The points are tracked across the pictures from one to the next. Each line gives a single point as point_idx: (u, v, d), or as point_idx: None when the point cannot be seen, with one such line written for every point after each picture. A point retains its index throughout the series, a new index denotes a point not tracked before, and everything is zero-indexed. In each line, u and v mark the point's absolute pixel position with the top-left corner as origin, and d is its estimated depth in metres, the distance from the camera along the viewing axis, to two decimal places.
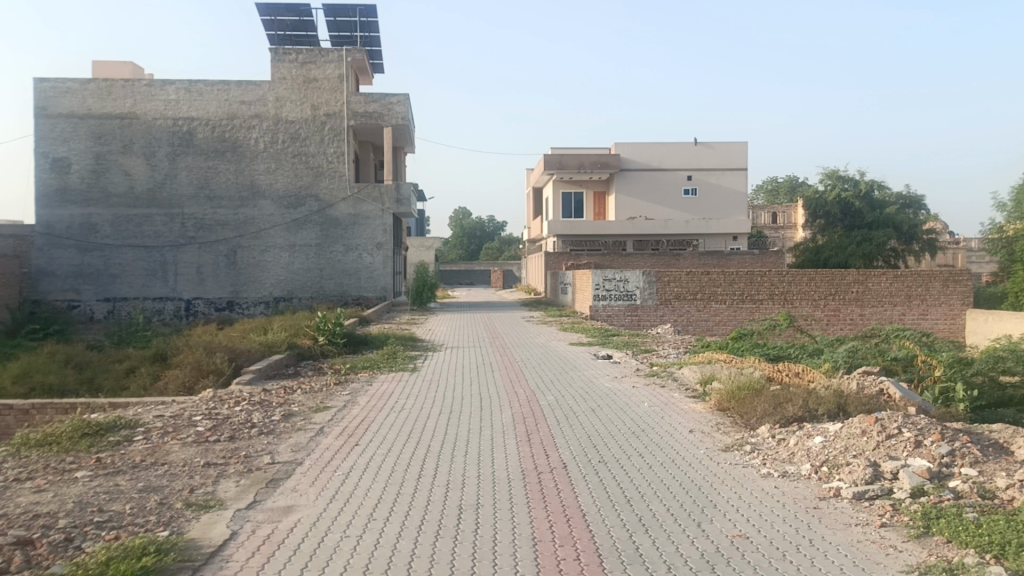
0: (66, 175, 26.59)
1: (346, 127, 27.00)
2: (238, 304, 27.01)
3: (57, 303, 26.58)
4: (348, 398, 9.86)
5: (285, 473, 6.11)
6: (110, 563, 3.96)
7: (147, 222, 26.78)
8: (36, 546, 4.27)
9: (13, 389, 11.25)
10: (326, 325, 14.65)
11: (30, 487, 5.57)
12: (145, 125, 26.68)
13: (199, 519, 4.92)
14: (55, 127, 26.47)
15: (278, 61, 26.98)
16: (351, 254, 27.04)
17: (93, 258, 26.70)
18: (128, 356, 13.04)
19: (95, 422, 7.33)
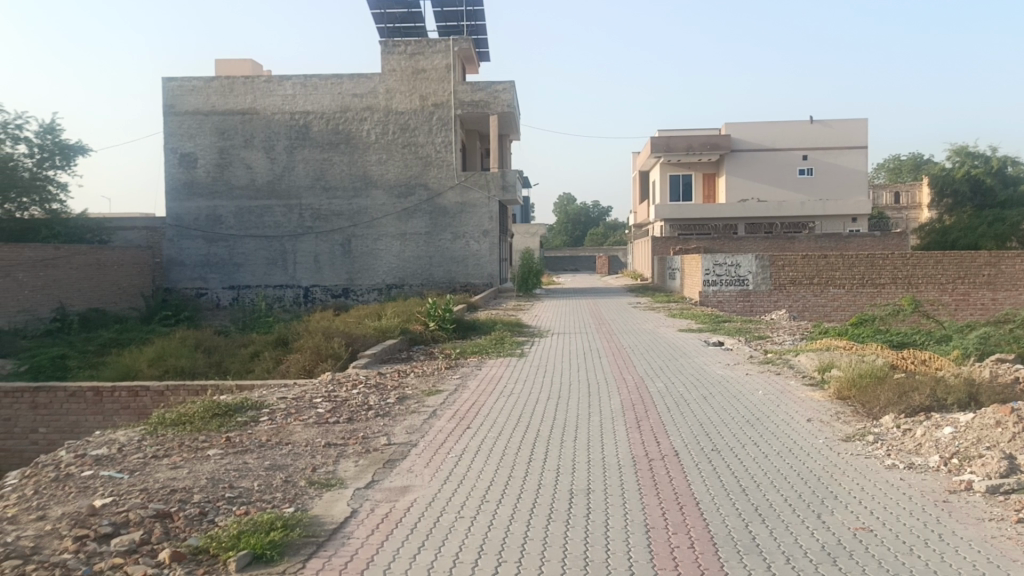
0: (193, 169, 28.05)
1: (453, 116, 27.36)
2: (353, 292, 27.86)
3: (186, 291, 28.13)
4: (459, 381, 10.07)
5: (400, 455, 6.28)
6: (241, 537, 4.19)
7: (267, 213, 27.95)
8: (174, 519, 4.56)
9: (149, 371, 12.00)
10: (436, 311, 14.94)
11: (167, 464, 5.94)
12: (264, 120, 27.84)
13: (321, 497, 5.13)
14: (182, 124, 27.99)
15: (388, 53, 27.62)
16: (459, 241, 27.45)
17: (219, 248, 28.12)
18: (252, 341, 13.69)
19: (224, 403, 7.72)
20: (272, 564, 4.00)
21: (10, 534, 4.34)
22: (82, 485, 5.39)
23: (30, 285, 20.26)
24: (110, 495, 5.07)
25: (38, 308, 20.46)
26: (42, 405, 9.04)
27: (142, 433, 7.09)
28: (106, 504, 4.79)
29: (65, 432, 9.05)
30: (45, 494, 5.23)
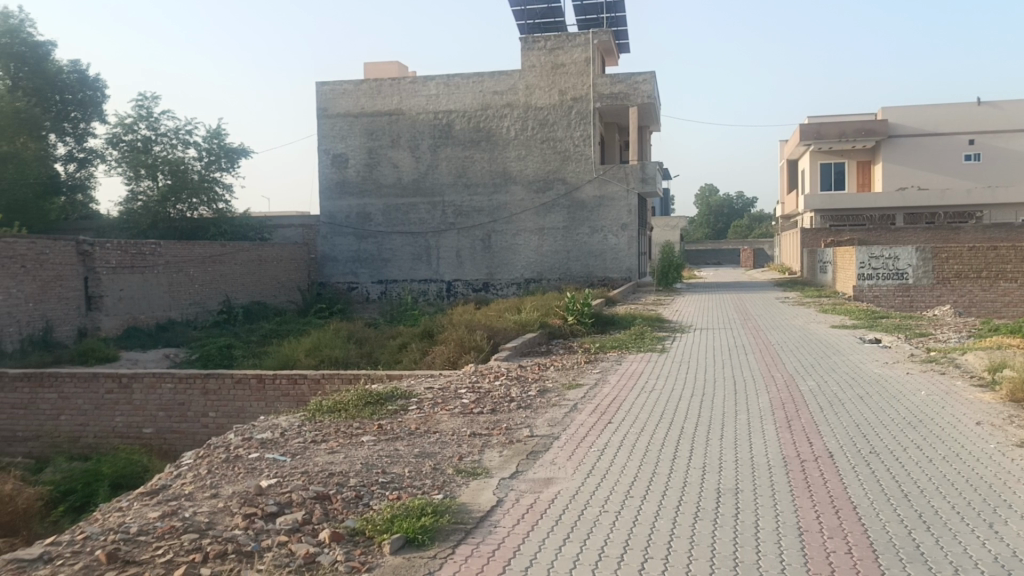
0: (344, 169, 29.35)
1: (592, 110, 27.20)
2: (494, 286, 28.36)
3: (339, 285, 29.48)
4: (599, 376, 10.07)
5: (543, 447, 6.35)
6: (394, 521, 4.37)
7: (412, 210, 28.89)
8: (332, 501, 4.82)
9: (307, 361, 12.67)
10: (575, 305, 14.97)
11: (324, 449, 6.27)
12: (410, 120, 28.75)
13: (468, 485, 5.28)
14: (334, 126, 29.35)
15: (528, 50, 27.90)
16: (597, 235, 27.37)
17: (367, 244, 29.30)
18: (400, 333, 14.23)
19: (375, 392, 8.06)
20: (422, 547, 4.15)
21: (188, 509, 4.72)
22: (249, 466, 5.78)
23: (200, 280, 21.85)
24: (273, 476, 5.41)
25: (207, 300, 22.06)
26: (212, 391, 9.72)
27: (301, 419, 7.52)
28: (271, 484, 5.12)
29: (232, 417, 9.70)
30: (217, 474, 5.65)
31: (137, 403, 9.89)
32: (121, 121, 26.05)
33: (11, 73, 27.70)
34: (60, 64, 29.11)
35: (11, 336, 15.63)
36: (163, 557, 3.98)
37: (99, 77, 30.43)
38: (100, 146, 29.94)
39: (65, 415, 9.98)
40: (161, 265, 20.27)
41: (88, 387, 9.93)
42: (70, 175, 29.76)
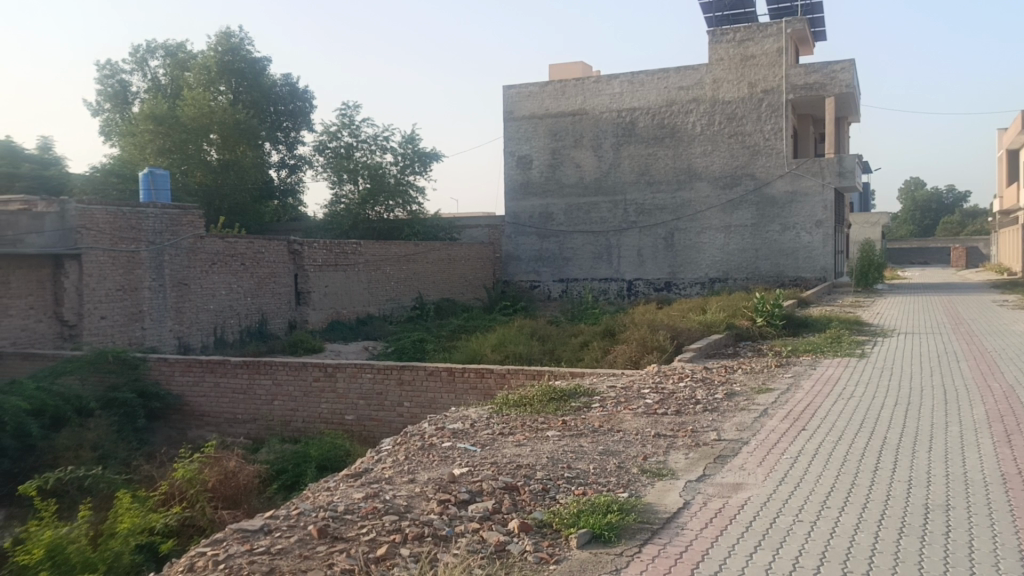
0: (529, 170, 29.92)
1: (785, 102, 26.04)
2: (676, 285, 27.90)
3: (522, 284, 30.04)
4: (791, 380, 9.65)
5: (731, 451, 6.20)
6: (581, 516, 4.45)
7: (595, 209, 28.95)
8: (520, 492, 4.97)
9: (492, 356, 13.06)
10: (764, 306, 14.50)
11: (513, 441, 6.47)
12: (593, 119, 28.84)
13: (653, 485, 5.25)
14: (519, 128, 30.02)
15: (716, 43, 27.22)
16: (788, 233, 26.21)
17: (550, 244, 29.71)
18: (582, 331, 14.35)
19: (560, 389, 8.18)
20: (609, 544, 4.18)
21: (388, 492, 5.04)
22: (442, 455, 6.07)
23: (395, 278, 23.10)
24: (465, 465, 5.65)
25: (401, 296, 23.29)
26: (406, 382, 10.28)
27: (489, 412, 7.80)
28: (463, 473, 5.35)
29: (424, 407, 10.21)
30: (413, 460, 5.98)
31: (340, 390, 10.62)
32: (327, 129, 28.08)
33: (233, 88, 30.40)
34: (274, 78, 31.67)
35: (233, 327, 17.30)
36: (367, 536, 4.27)
37: (307, 88, 32.99)
38: (308, 153, 32.48)
39: (278, 400, 10.87)
40: (361, 264, 21.62)
41: (297, 374, 10.77)
42: (282, 180, 32.50)
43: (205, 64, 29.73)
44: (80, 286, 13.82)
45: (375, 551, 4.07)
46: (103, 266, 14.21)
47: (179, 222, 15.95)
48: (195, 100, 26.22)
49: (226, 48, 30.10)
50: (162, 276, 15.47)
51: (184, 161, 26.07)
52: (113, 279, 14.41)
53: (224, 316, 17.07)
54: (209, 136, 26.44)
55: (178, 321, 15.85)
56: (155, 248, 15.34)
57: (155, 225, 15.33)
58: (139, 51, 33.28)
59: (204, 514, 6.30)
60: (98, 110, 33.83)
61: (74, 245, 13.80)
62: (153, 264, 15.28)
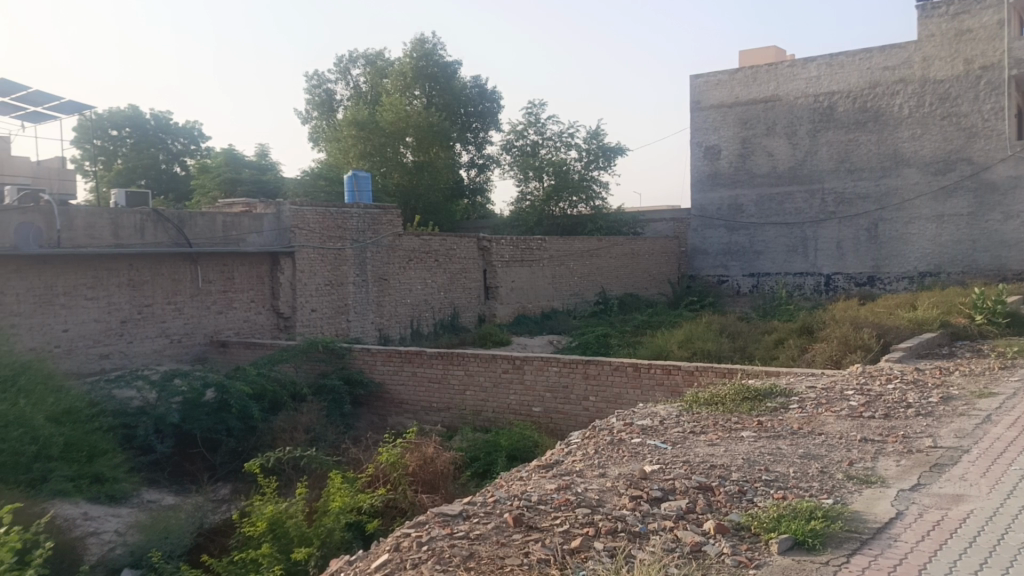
0: (717, 161, 29.04)
1: (1008, 78, 23.69)
2: (880, 280, 26.13)
3: (709, 279, 29.30)
4: (1019, 384, 8.73)
5: (950, 459, 5.71)
6: (781, 521, 4.26)
7: (789, 199, 27.58)
8: (714, 493, 4.84)
9: (680, 352, 12.78)
10: (985, 302, 13.28)
11: (705, 440, 6.30)
12: (787, 105, 27.48)
13: (861, 493, 4.93)
14: (708, 117, 29.19)
15: (926, 18, 25.17)
16: (1011, 222, 23.78)
17: (740, 236, 28.67)
18: (775, 328, 13.77)
19: (754, 387, 7.86)
20: (813, 552, 3.98)
21: (579, 485, 5.07)
22: (633, 450, 6.02)
23: (580, 273, 23.27)
24: (657, 463, 5.57)
25: (585, 291, 23.42)
26: (592, 376, 10.30)
27: (679, 409, 7.66)
28: (655, 470, 5.28)
29: (611, 402, 10.19)
30: (604, 454, 5.98)
31: (528, 382, 10.81)
32: (514, 128, 28.81)
33: (427, 92, 31.75)
34: (465, 80, 32.68)
35: (427, 320, 18.12)
36: (561, 527, 4.31)
37: (496, 89, 33.83)
38: (496, 152, 33.35)
39: (470, 390, 11.24)
40: (547, 259, 21.95)
41: (488, 366, 11.07)
42: (471, 179, 33.60)
43: (402, 70, 31.28)
44: (293, 282, 15.01)
45: (569, 543, 4.11)
46: (313, 263, 15.37)
47: (379, 220, 16.84)
48: (393, 105, 27.79)
49: (421, 53, 31.45)
50: (364, 272, 16.44)
51: (383, 164, 27.61)
52: (321, 274, 15.54)
53: (419, 310, 17.90)
54: (405, 139, 27.89)
55: (379, 314, 16.80)
56: (358, 246, 16.31)
57: (358, 223, 16.26)
58: (342, 61, 35.56)
59: (405, 497, 6.63)
60: (307, 118, 36.51)
61: (288, 243, 14.95)
62: (357, 261, 16.27)
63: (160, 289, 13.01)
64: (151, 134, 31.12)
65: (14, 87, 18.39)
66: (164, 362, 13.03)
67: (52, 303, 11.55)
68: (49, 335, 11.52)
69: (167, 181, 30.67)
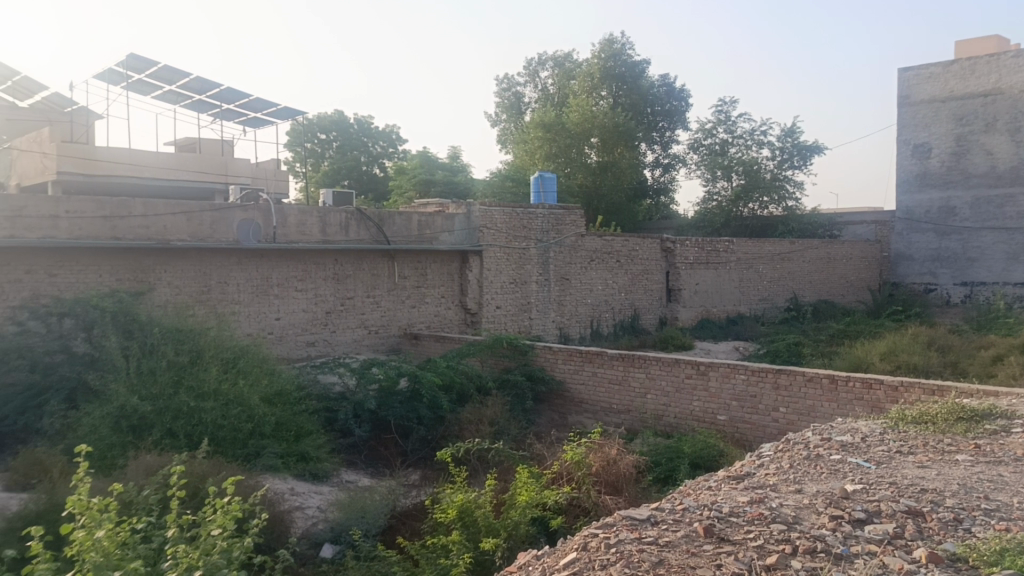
0: (927, 160, 26.87)
1: None
2: None
3: (915, 287, 27.34)
4: None
5: None
6: (1005, 554, 3.86)
7: (1010, 202, 25.05)
8: (926, 519, 4.48)
9: (881, 365, 11.96)
10: None
11: (913, 462, 5.85)
12: (1011, 99, 24.90)
13: None
14: (917, 113, 27.06)
15: None
16: None
17: (952, 242, 26.44)
18: (993, 344, 12.58)
19: (969, 406, 7.18)
20: None
21: (774, 500, 4.86)
22: (832, 467, 5.70)
23: (769, 277, 22.35)
24: (859, 482, 5.23)
25: (775, 297, 22.49)
26: (783, 386, 9.84)
27: (882, 427, 7.16)
28: (858, 490, 4.96)
29: (802, 414, 9.69)
30: (800, 469, 5.70)
31: (713, 389, 10.51)
32: (702, 126, 28.26)
33: (614, 92, 31.67)
34: (652, 80, 32.29)
35: (608, 321, 18.10)
36: (754, 541, 4.16)
37: (684, 87, 33.17)
38: (682, 151, 32.71)
39: (652, 394, 11.08)
40: (733, 262, 21.25)
41: (671, 370, 10.86)
42: (656, 179, 33.16)
43: (590, 71, 31.44)
44: (480, 279, 15.48)
45: (764, 559, 3.95)
46: (499, 261, 15.74)
47: (564, 221, 16.94)
48: (579, 106, 27.96)
49: (609, 54, 31.44)
50: (547, 271, 16.64)
51: (568, 164, 27.85)
52: (507, 273, 15.92)
53: (601, 310, 17.89)
54: (590, 139, 27.95)
55: (561, 313, 16.98)
56: (543, 246, 16.53)
57: (543, 224, 16.46)
58: (531, 64, 36.21)
59: (589, 496, 6.65)
60: (496, 120, 37.49)
61: (476, 242, 15.41)
62: (541, 261, 16.49)
63: (360, 283, 13.84)
64: (354, 137, 33.14)
65: (238, 95, 20.26)
66: (362, 351, 13.85)
67: (268, 294, 12.62)
68: (264, 322, 12.60)
69: (367, 181, 32.39)
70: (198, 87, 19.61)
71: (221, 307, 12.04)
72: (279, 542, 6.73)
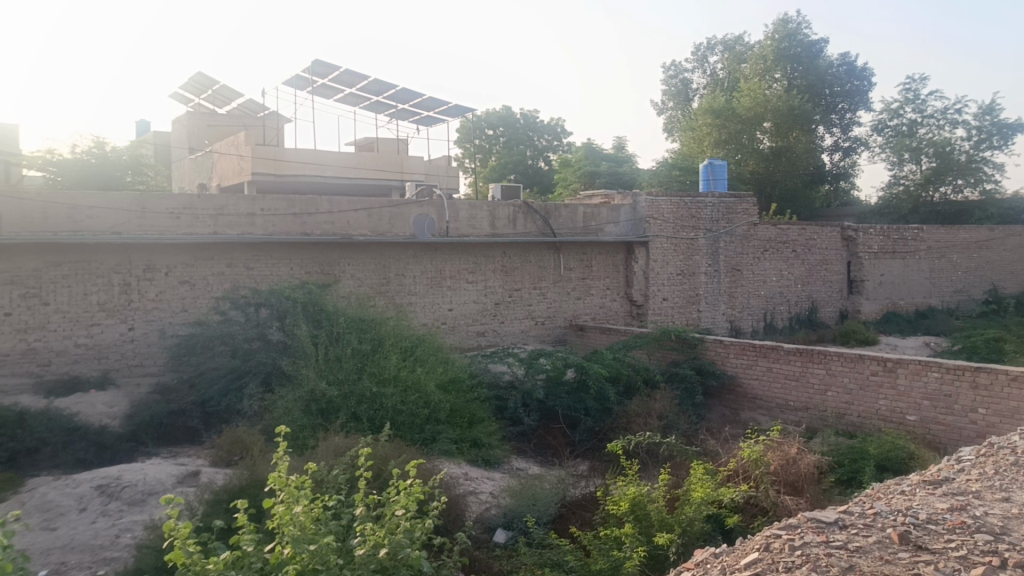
0: None
1: None
2: None
3: None
4: None
5: None
6: None
7: None
8: None
9: None
10: None
11: None
12: None
13: None
14: None
15: None
16: None
17: None
18: None
19: None
20: None
21: (979, 508, 4.48)
22: None
23: (964, 267, 20.62)
24: None
25: (970, 288, 20.74)
26: (983, 386, 9.07)
27: None
28: None
29: (1006, 417, 8.86)
30: (1007, 476, 5.22)
31: (901, 388, 9.84)
32: (888, 106, 26.45)
33: (789, 74, 30.18)
34: (831, 59, 30.57)
35: (783, 314, 17.36)
36: (957, 552, 3.86)
37: (866, 65, 31.14)
38: (864, 134, 30.74)
39: (832, 391, 10.52)
40: (923, 251, 19.77)
41: (853, 366, 10.26)
42: (834, 164, 31.40)
43: (762, 53, 30.20)
44: (647, 271, 15.27)
45: (968, 571, 3.66)
46: (667, 252, 15.47)
47: (735, 209, 16.35)
48: (751, 91, 26.94)
49: (783, 34, 30.14)
50: (717, 263, 16.16)
51: (739, 151, 26.88)
52: (675, 264, 15.61)
53: (775, 302, 17.18)
54: (763, 124, 26.83)
55: (731, 305, 16.47)
56: (713, 236, 16.04)
57: (713, 213, 15.97)
58: (700, 49, 35.30)
59: (767, 495, 6.41)
60: (663, 109, 36.81)
61: (643, 233, 15.21)
62: (711, 252, 16.03)
63: (528, 275, 14.05)
64: (521, 131, 33.68)
65: (412, 95, 21.07)
66: (530, 341, 14.07)
67: (440, 286, 13.07)
68: (437, 313, 13.07)
69: (533, 175, 32.60)
70: (375, 89, 20.59)
71: (398, 298, 12.61)
72: (455, 526, 6.95)
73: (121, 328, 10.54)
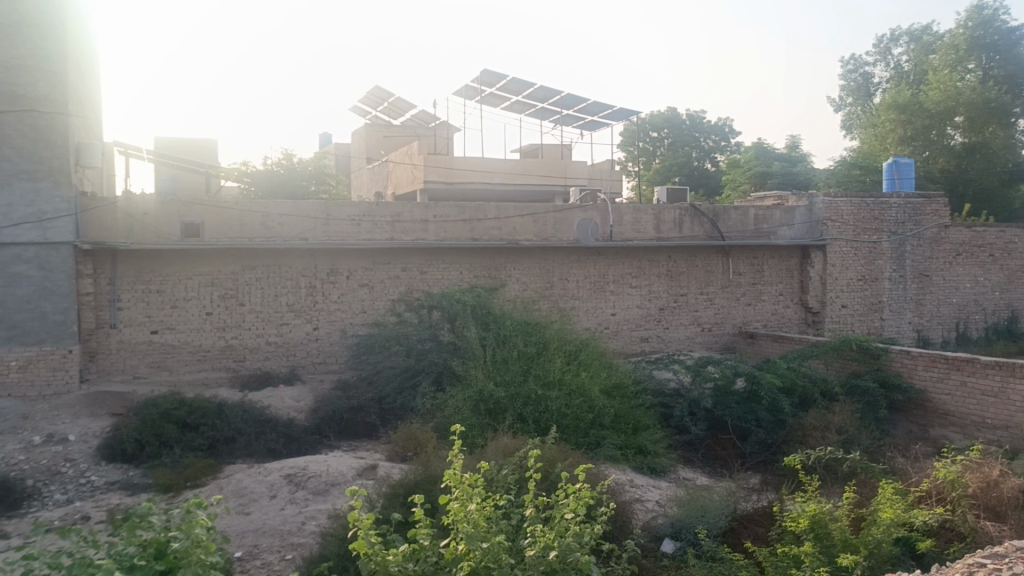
0: None
1: None
2: None
3: None
4: None
5: None
6: None
7: None
8: None
9: None
10: None
11: None
12: None
13: None
14: None
15: None
16: None
17: None
18: None
19: None
20: None
21: None
22: None
23: None
24: None
25: None
26: None
27: None
28: None
29: None
30: None
31: None
32: None
33: (985, 64, 27.78)
34: None
35: (978, 323, 16.01)
36: None
37: None
38: None
39: None
40: None
41: None
42: None
43: (954, 43, 28.17)
44: (824, 276, 14.53)
45: None
46: (846, 256, 14.67)
47: (923, 210, 15.24)
48: (942, 83, 25.04)
49: (978, 22, 27.80)
50: (903, 267, 15.13)
51: (927, 147, 25.19)
52: (854, 269, 14.77)
53: (968, 311, 15.88)
54: (954, 118, 24.83)
55: (919, 314, 15.38)
56: (898, 238, 15.02)
57: (898, 214, 14.96)
58: (882, 40, 33.28)
59: (965, 520, 5.94)
60: (841, 105, 34.94)
61: (820, 236, 14.47)
62: (895, 255, 15.04)
63: (694, 280, 13.75)
64: (687, 133, 33.04)
65: (578, 100, 21.16)
66: (696, 348, 13.76)
67: (604, 290, 13.06)
68: (601, 317, 13.08)
69: (699, 177, 31.85)
70: (541, 95, 20.88)
71: (562, 301, 12.72)
72: (623, 532, 6.90)
73: (306, 328, 11.26)
